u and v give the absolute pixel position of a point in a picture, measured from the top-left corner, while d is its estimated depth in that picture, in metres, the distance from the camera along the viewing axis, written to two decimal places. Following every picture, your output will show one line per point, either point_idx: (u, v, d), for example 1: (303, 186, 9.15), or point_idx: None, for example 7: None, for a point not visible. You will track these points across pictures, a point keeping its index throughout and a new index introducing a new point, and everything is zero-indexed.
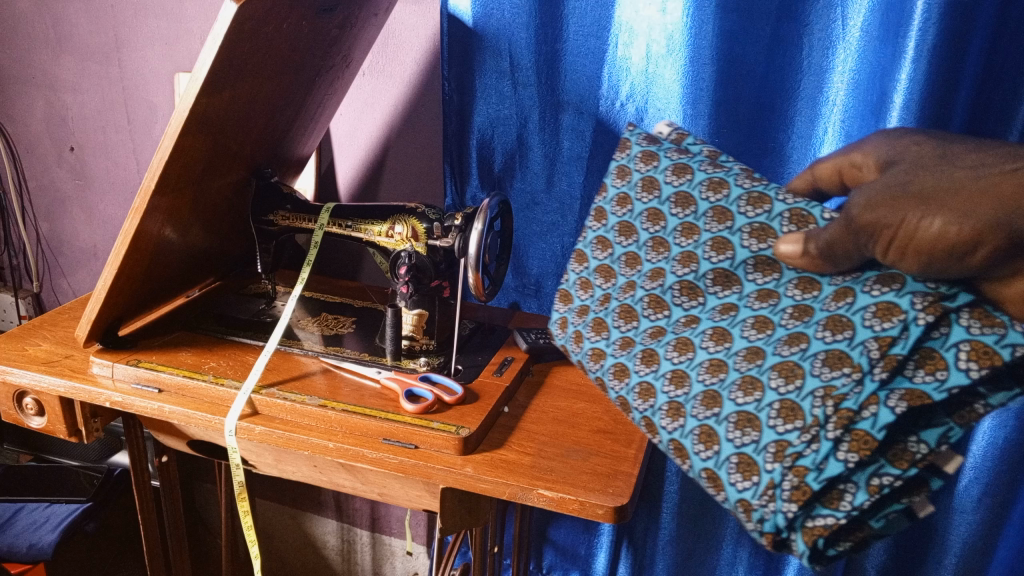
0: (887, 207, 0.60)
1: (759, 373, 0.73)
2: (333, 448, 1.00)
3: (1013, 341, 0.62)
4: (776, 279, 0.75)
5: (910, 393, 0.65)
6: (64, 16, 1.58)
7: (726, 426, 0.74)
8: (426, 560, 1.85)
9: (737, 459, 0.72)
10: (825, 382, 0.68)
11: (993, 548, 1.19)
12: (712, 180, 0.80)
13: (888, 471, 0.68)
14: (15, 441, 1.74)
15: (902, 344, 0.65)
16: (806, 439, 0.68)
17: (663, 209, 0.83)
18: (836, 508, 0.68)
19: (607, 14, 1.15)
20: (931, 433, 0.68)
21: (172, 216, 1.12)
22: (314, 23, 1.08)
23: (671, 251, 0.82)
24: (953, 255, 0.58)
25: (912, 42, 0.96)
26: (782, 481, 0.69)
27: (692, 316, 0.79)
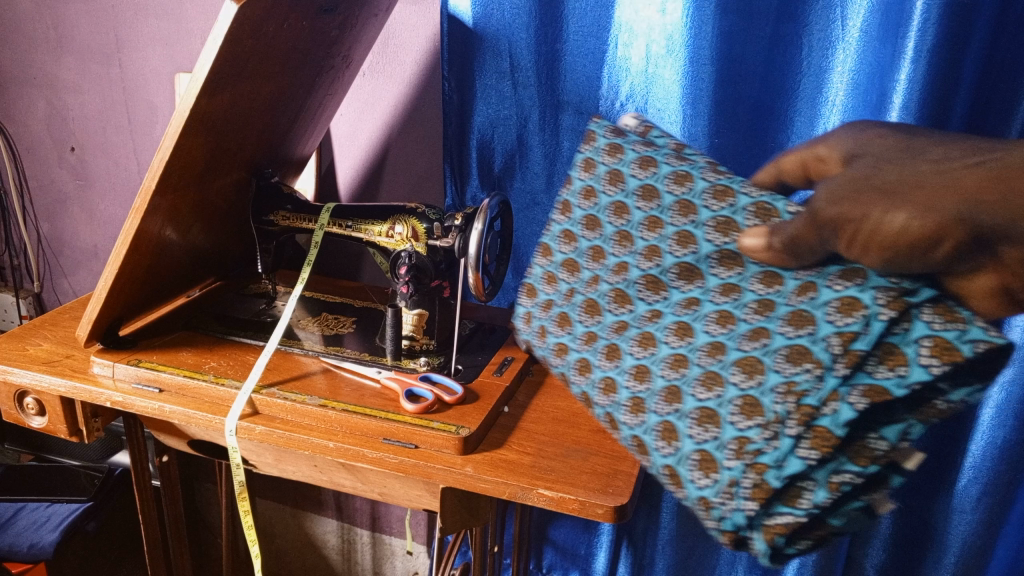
0: (852, 201, 0.55)
1: (721, 369, 0.68)
2: (333, 448, 1.00)
3: (975, 337, 0.57)
4: (739, 273, 0.68)
5: (871, 389, 0.61)
6: (64, 16, 1.58)
7: (688, 421, 0.69)
8: (426, 560, 1.85)
9: (698, 456, 0.68)
10: (787, 378, 0.64)
11: (993, 548, 1.19)
12: (677, 172, 0.74)
13: (848, 468, 0.64)
14: (15, 441, 1.72)
15: (864, 340, 0.61)
16: (767, 436, 0.64)
17: (628, 203, 0.76)
18: (796, 506, 0.65)
19: (607, 14, 1.16)
20: (891, 429, 0.64)
21: (172, 216, 1.12)
22: (314, 23, 1.09)
23: (636, 245, 0.75)
24: (915, 250, 0.53)
25: (912, 42, 0.96)
26: (742, 480, 0.65)
27: (655, 310, 0.73)
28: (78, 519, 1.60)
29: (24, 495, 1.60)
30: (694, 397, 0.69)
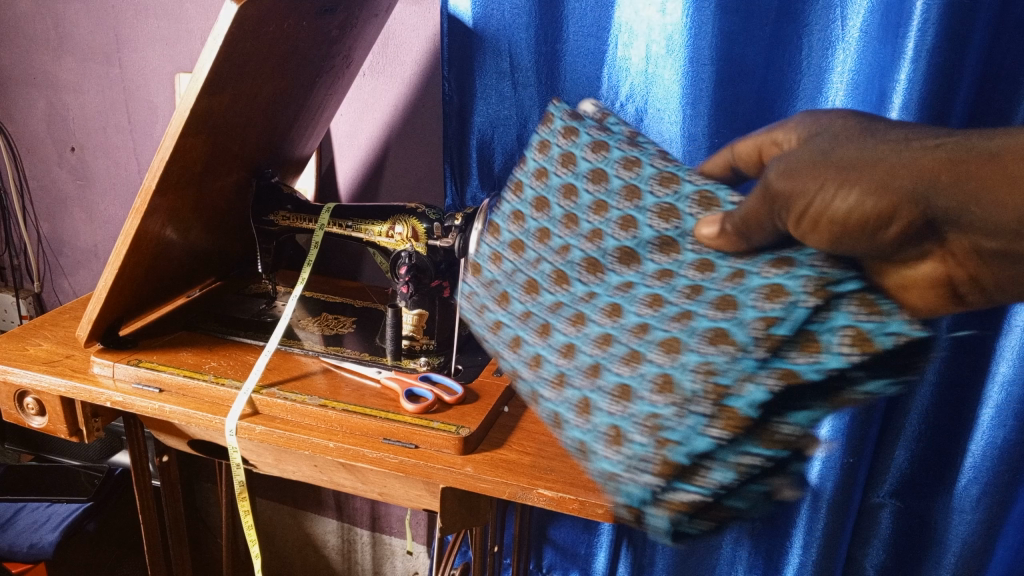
0: (805, 175, 0.40)
1: (650, 342, 0.46)
2: (332, 447, 1.00)
3: (898, 332, 0.40)
4: (679, 225, 0.49)
5: (790, 372, 0.43)
6: (65, 16, 1.59)
7: (610, 387, 0.47)
8: (426, 560, 1.85)
9: (606, 413, 0.46)
10: (706, 354, 0.44)
11: (993, 548, 1.19)
12: (628, 156, 0.52)
13: (754, 451, 0.44)
14: (15, 441, 1.73)
15: (791, 321, 0.42)
16: (680, 411, 0.44)
17: (563, 169, 0.54)
18: (700, 478, 0.44)
19: (607, 14, 1.16)
20: (802, 417, 0.44)
21: (172, 216, 1.12)
22: (314, 23, 1.09)
23: (581, 215, 0.52)
24: (865, 232, 0.39)
25: (911, 42, 0.95)
26: (642, 465, 0.44)
27: (559, 268, 0.54)
28: (79, 519, 1.60)
29: (25, 496, 1.60)
30: (611, 375, 0.47)
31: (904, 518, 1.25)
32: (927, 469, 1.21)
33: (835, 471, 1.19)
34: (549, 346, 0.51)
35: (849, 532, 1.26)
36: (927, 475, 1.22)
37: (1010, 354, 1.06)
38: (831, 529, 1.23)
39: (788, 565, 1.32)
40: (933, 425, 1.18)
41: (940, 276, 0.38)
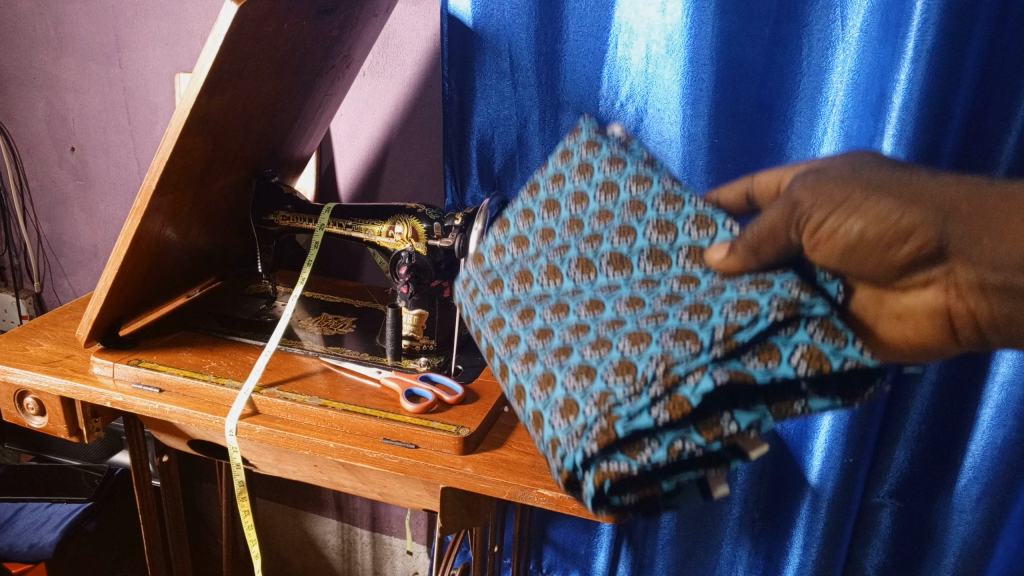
0: (827, 191, 0.59)
1: (653, 330, 0.66)
2: (333, 448, 1.00)
3: (846, 354, 0.62)
4: (663, 271, 0.71)
5: (736, 372, 0.62)
6: (64, 16, 1.59)
7: (606, 368, 0.66)
8: (426, 560, 1.85)
9: (562, 402, 0.67)
10: (664, 350, 0.64)
11: (993, 548, 1.19)
12: (667, 194, 0.74)
13: (693, 438, 0.65)
14: (15, 441, 1.72)
15: (746, 333, 0.62)
16: (630, 392, 0.64)
17: (589, 192, 0.78)
18: (633, 457, 0.65)
19: (607, 14, 1.16)
20: (744, 416, 0.66)
21: (173, 216, 1.12)
22: (314, 24, 1.09)
23: (601, 246, 0.75)
24: (880, 245, 0.57)
25: (911, 42, 0.96)
26: (592, 425, 0.64)
27: (579, 289, 0.74)
28: (78, 519, 1.59)
29: (25, 496, 1.60)
30: (616, 350, 0.67)
31: (904, 518, 1.25)
32: (927, 469, 1.21)
33: (835, 471, 1.19)
34: (556, 345, 0.71)
35: (849, 533, 1.26)
36: (926, 475, 1.22)
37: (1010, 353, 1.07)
38: (832, 529, 1.23)
39: (789, 565, 1.32)
40: (933, 425, 1.18)
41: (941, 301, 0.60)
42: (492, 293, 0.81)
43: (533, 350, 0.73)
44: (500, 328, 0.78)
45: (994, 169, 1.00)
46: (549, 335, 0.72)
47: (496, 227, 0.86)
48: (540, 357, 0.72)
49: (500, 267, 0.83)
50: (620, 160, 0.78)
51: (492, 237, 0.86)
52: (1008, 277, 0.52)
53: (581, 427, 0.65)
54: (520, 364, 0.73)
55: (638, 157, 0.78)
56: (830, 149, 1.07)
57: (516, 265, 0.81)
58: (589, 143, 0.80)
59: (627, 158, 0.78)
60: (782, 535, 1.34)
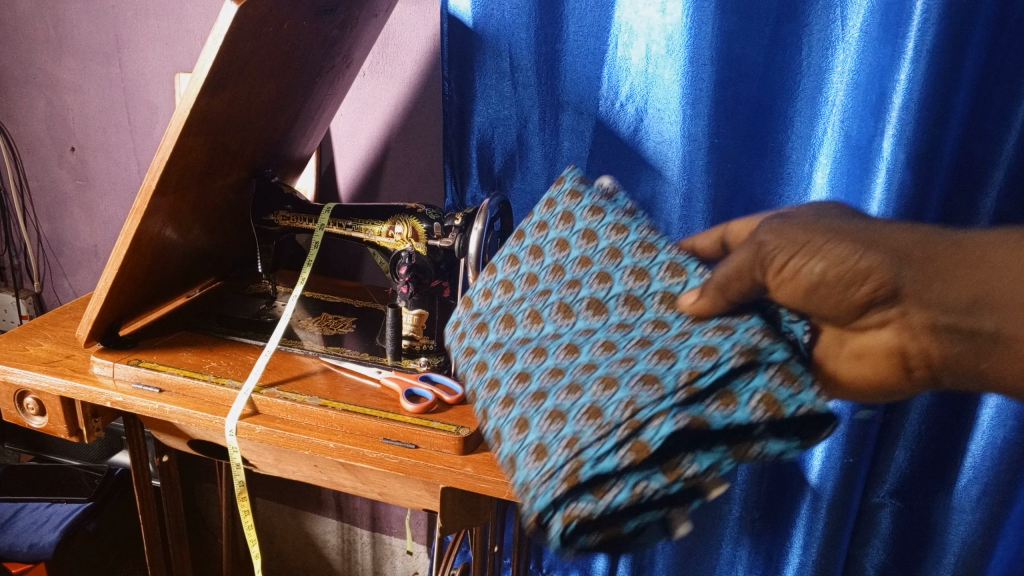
0: (792, 235, 0.63)
1: (623, 374, 0.67)
2: (333, 447, 1.00)
3: (801, 399, 0.64)
4: (638, 315, 0.72)
5: (697, 417, 0.63)
6: (65, 16, 1.59)
7: (578, 412, 0.66)
8: (426, 560, 1.85)
9: (535, 444, 0.66)
10: (631, 394, 0.65)
11: (993, 548, 1.19)
12: (644, 241, 0.75)
13: (657, 480, 0.63)
14: (15, 441, 1.72)
15: (708, 378, 0.63)
16: (598, 433, 0.64)
17: (571, 240, 0.79)
18: (598, 499, 0.62)
19: (607, 14, 1.16)
20: (707, 457, 0.64)
21: (173, 216, 1.12)
22: (314, 23, 1.09)
23: (581, 290, 0.76)
24: (841, 284, 0.61)
25: (911, 42, 0.95)
26: (561, 466, 0.63)
27: (558, 333, 0.74)
28: (79, 520, 1.58)
29: (25, 496, 1.60)
30: (589, 394, 0.67)
31: (905, 519, 1.25)
32: (927, 470, 1.21)
33: (835, 471, 1.19)
34: (533, 389, 0.71)
35: (850, 533, 1.26)
36: (926, 475, 1.22)
37: None
38: (832, 529, 1.23)
39: (789, 565, 1.32)
40: (933, 426, 1.18)
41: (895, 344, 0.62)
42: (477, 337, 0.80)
43: (512, 394, 0.72)
44: (482, 370, 0.77)
45: (993, 169, 1.00)
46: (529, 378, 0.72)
47: (484, 270, 0.84)
48: (518, 400, 0.72)
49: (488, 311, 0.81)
50: (602, 210, 0.79)
51: (480, 281, 0.84)
52: (958, 317, 0.57)
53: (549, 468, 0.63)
54: (499, 407, 0.72)
55: (620, 206, 0.79)
56: (830, 148, 1.08)
57: (502, 309, 0.80)
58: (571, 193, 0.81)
59: (608, 207, 0.79)
60: (783, 536, 1.34)
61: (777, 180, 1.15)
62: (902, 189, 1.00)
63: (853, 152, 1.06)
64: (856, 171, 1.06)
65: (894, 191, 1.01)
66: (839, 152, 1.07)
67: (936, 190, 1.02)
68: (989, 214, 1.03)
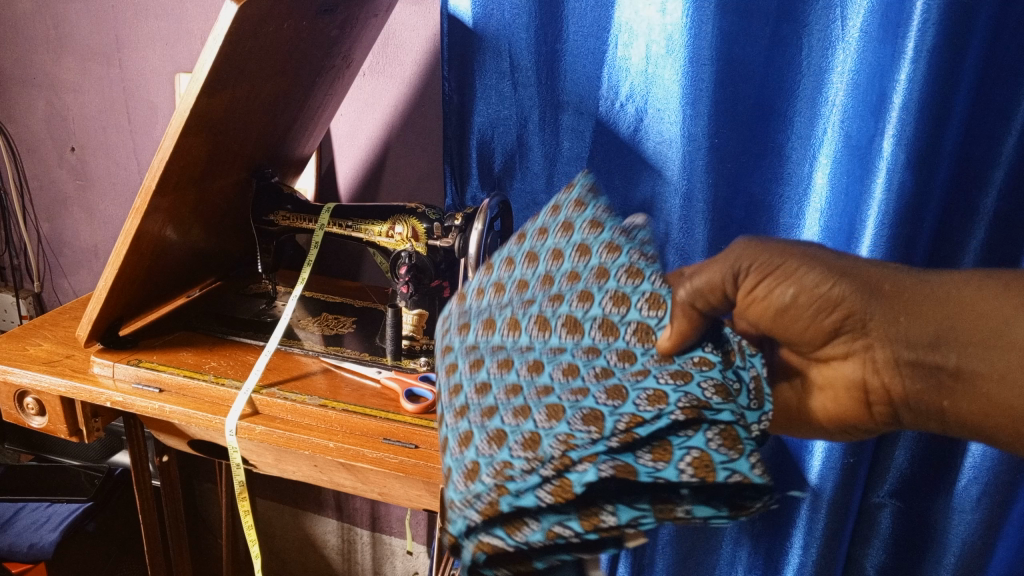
0: (766, 257, 0.60)
1: (570, 407, 0.64)
2: (333, 447, 1.00)
3: (735, 468, 0.59)
4: (608, 342, 0.67)
5: (624, 466, 0.60)
6: (65, 16, 1.59)
7: (516, 441, 0.64)
8: (426, 560, 1.85)
9: (469, 465, 0.65)
10: (569, 430, 0.62)
11: (993, 549, 1.19)
12: (610, 242, 0.69)
13: (571, 525, 0.62)
14: (15, 441, 1.72)
15: (646, 429, 0.60)
16: (525, 467, 0.62)
17: (565, 249, 0.71)
18: (510, 534, 0.62)
19: (607, 14, 1.16)
20: (626, 512, 0.62)
21: (173, 216, 1.12)
22: (314, 23, 1.09)
23: (560, 306, 0.70)
24: (816, 313, 0.59)
25: (911, 42, 0.94)
26: (484, 493, 0.63)
27: (528, 347, 0.70)
28: (79, 519, 1.60)
29: (24, 496, 1.60)
30: (532, 422, 0.65)
31: (905, 519, 1.25)
32: (927, 470, 1.21)
33: (835, 470, 1.19)
34: (486, 404, 0.68)
35: (849, 534, 1.26)
36: (926, 475, 1.22)
37: None
38: (832, 530, 1.23)
39: (789, 565, 1.32)
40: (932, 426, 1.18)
41: (859, 376, 0.63)
42: (457, 336, 0.76)
43: (467, 405, 0.70)
44: (451, 373, 0.74)
45: (994, 169, 1.01)
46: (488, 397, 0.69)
47: (481, 267, 0.78)
48: (470, 413, 0.69)
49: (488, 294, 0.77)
50: (584, 202, 0.72)
51: (476, 277, 0.79)
52: (921, 353, 0.57)
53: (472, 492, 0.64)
54: (453, 416, 0.70)
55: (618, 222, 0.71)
56: (830, 149, 1.07)
57: (486, 311, 0.75)
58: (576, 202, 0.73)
59: (606, 219, 0.71)
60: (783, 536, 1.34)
61: (777, 180, 1.15)
62: (902, 189, 1.00)
63: (853, 152, 1.05)
64: (856, 172, 1.06)
65: (894, 190, 1.00)
66: (839, 151, 1.06)
67: (937, 189, 1.01)
68: (989, 214, 1.03)
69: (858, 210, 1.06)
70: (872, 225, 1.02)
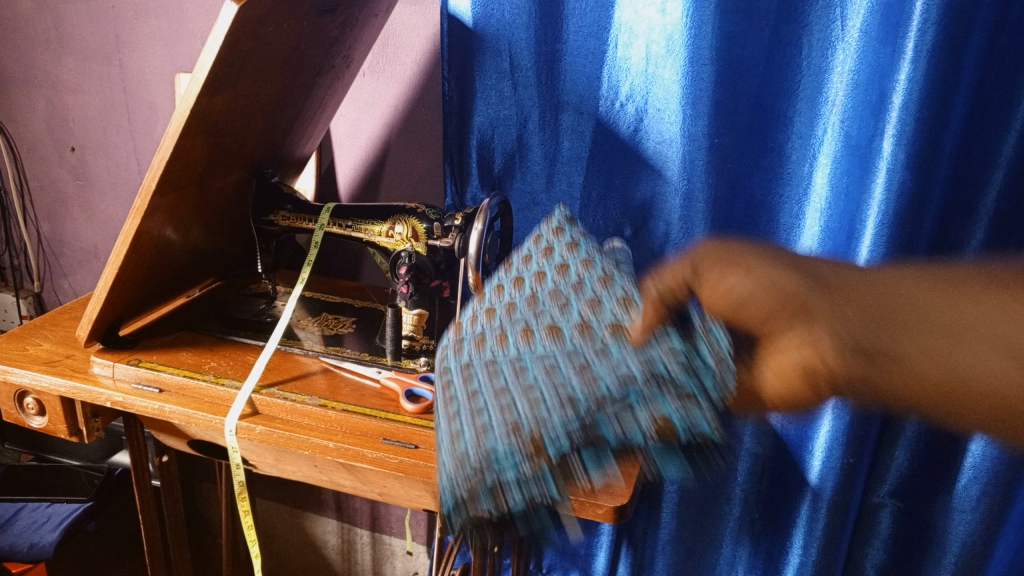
0: (728, 258, 0.72)
1: (551, 389, 0.71)
2: (333, 447, 1.00)
3: (697, 429, 0.61)
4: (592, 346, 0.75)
5: (593, 432, 0.64)
6: (65, 16, 1.59)
7: (504, 419, 0.71)
8: (426, 560, 1.85)
9: (460, 441, 0.73)
10: (548, 406, 0.68)
11: (993, 549, 1.19)
12: (622, 299, 0.84)
13: (549, 491, 0.65)
14: (15, 441, 1.71)
15: (614, 401, 0.65)
16: (507, 438, 0.68)
17: (562, 287, 0.88)
18: (495, 504, 0.68)
19: (607, 14, 1.16)
20: (596, 469, 0.65)
21: (172, 216, 1.12)
22: (314, 24, 1.09)
23: (562, 324, 0.81)
24: (767, 291, 0.65)
25: (912, 42, 0.94)
26: (470, 461, 0.69)
27: (523, 350, 0.80)
28: (79, 519, 1.58)
29: (24, 496, 1.60)
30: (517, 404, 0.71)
31: (905, 519, 1.25)
32: (927, 470, 1.21)
33: (835, 471, 1.19)
34: (479, 392, 0.78)
35: (849, 534, 1.26)
36: (926, 475, 1.22)
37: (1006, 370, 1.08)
38: (831, 530, 1.23)
39: (789, 565, 1.33)
40: (932, 426, 1.18)
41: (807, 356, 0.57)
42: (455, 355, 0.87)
43: (458, 392, 0.80)
44: (447, 370, 0.86)
45: (994, 169, 1.01)
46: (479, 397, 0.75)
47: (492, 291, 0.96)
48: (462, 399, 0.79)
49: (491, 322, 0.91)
50: (576, 245, 0.97)
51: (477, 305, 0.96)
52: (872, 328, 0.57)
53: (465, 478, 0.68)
54: (450, 404, 0.79)
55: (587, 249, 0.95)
56: (831, 149, 1.07)
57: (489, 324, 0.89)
58: (556, 230, 1.01)
59: (596, 260, 0.93)
60: (783, 536, 1.34)
61: (777, 180, 1.16)
62: (902, 189, 1.00)
63: (853, 152, 1.05)
64: (856, 172, 1.06)
65: (894, 190, 1.00)
66: (839, 152, 1.06)
67: (936, 189, 1.02)
68: (989, 213, 1.03)
69: (858, 211, 1.06)
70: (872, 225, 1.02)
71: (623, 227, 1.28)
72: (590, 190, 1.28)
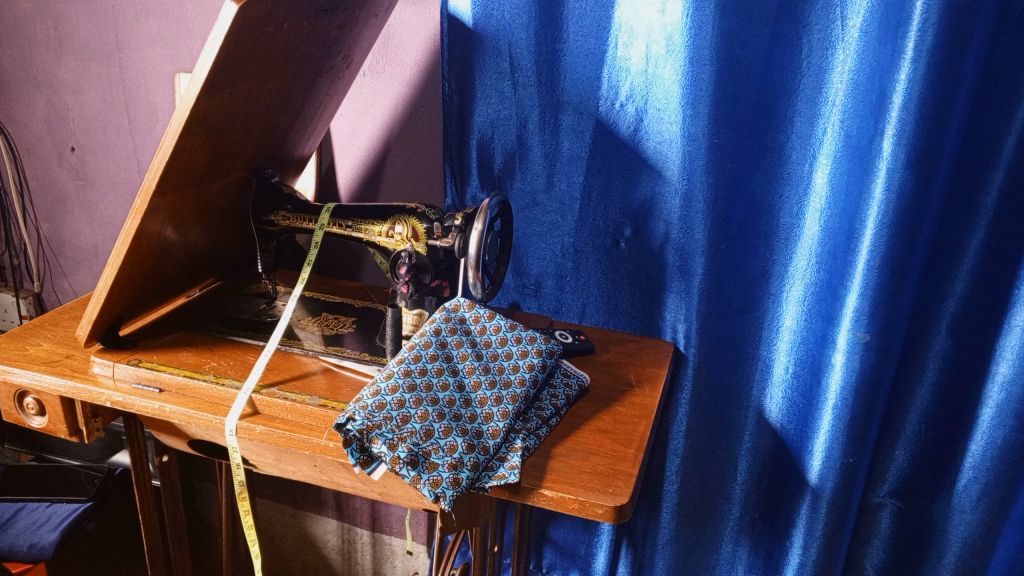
0: None
1: (467, 468, 0.89)
2: (333, 447, 0.99)
3: None
4: (496, 459, 0.93)
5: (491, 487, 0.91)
6: (65, 16, 1.59)
7: (429, 471, 0.88)
8: (426, 560, 1.86)
9: (408, 452, 0.89)
10: (467, 467, 0.89)
11: (993, 549, 1.18)
12: (537, 349, 1.04)
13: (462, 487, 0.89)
14: (15, 441, 1.73)
15: (484, 484, 0.91)
16: (452, 480, 0.88)
17: (500, 318, 1.08)
18: (429, 474, 0.88)
19: (607, 14, 1.16)
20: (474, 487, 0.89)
21: (173, 216, 1.12)
22: (314, 24, 1.09)
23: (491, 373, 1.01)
24: None
25: (911, 42, 0.95)
26: (445, 477, 0.88)
27: (465, 428, 0.93)
28: (79, 519, 1.58)
29: (24, 495, 1.60)
30: (440, 459, 0.89)
31: (905, 519, 1.26)
32: (927, 470, 1.23)
33: (835, 470, 1.19)
34: (417, 439, 0.90)
35: (850, 534, 1.26)
36: (926, 475, 1.23)
37: (1011, 353, 1.07)
38: (832, 530, 1.23)
39: (789, 564, 1.33)
40: (933, 425, 1.19)
41: None
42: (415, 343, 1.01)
43: (395, 432, 0.90)
44: (404, 359, 0.97)
45: (994, 169, 1.03)
46: (408, 421, 0.91)
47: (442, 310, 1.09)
48: (399, 437, 0.90)
49: (390, 402, 0.93)
50: (496, 315, 1.08)
51: (440, 313, 1.06)
52: None
53: (454, 463, 0.89)
54: (393, 438, 0.89)
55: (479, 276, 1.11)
56: (830, 148, 1.08)
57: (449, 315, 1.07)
58: (485, 314, 1.07)
59: (502, 318, 1.08)
60: (783, 536, 1.34)
61: (777, 180, 1.16)
62: (902, 189, 1.01)
63: (853, 152, 1.06)
64: (856, 172, 1.07)
65: (894, 189, 1.01)
66: (839, 152, 1.07)
67: (937, 189, 1.03)
68: (989, 213, 1.06)
69: (858, 210, 1.07)
70: (872, 225, 1.03)
71: (623, 227, 1.29)
72: (590, 190, 1.29)
